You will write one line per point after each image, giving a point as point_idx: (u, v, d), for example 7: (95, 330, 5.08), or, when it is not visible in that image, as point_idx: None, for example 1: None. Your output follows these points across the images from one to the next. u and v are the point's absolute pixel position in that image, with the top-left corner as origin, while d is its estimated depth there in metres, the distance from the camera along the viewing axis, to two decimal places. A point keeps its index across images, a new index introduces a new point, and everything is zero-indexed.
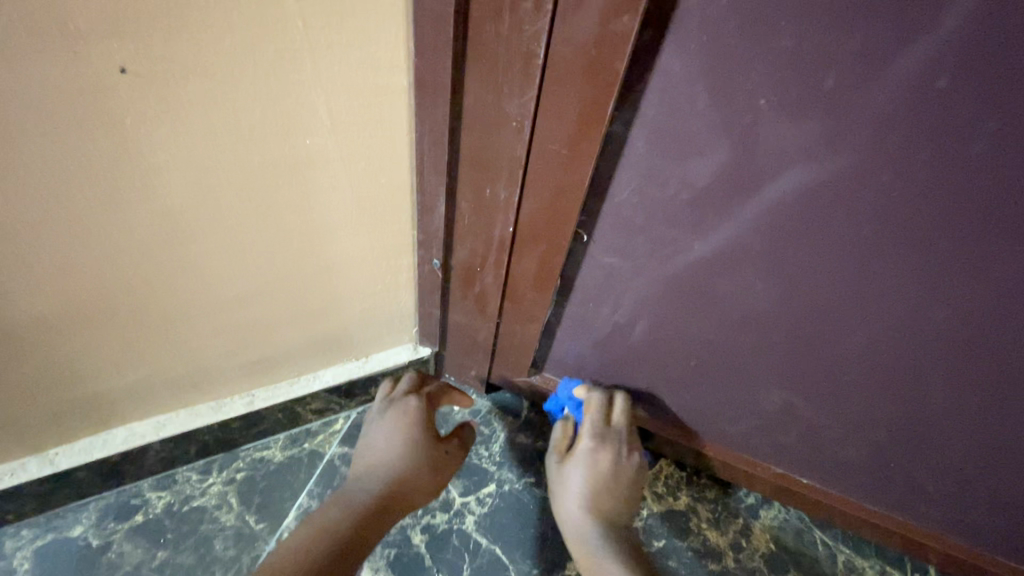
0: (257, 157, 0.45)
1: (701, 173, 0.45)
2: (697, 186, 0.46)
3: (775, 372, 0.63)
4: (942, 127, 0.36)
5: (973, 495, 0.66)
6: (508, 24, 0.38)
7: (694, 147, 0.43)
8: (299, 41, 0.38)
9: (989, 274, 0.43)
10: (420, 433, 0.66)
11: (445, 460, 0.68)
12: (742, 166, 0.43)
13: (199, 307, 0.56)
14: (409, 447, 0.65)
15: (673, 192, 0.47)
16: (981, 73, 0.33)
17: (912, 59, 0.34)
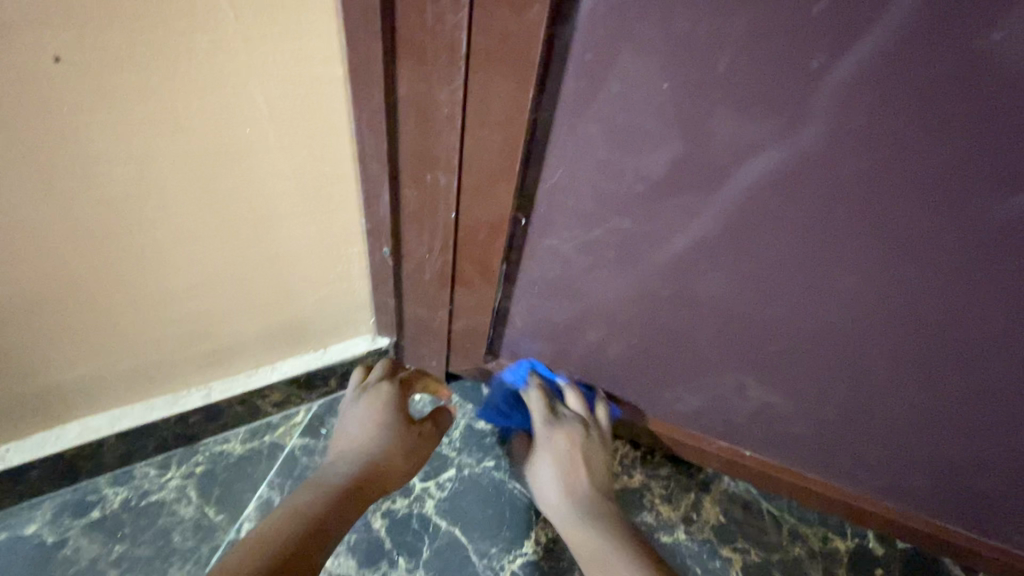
0: (196, 146, 0.46)
1: (657, 166, 0.48)
2: (651, 177, 0.49)
3: (712, 348, 0.67)
4: (826, 104, 0.40)
5: (900, 458, 0.70)
6: (430, 15, 0.41)
7: (647, 139, 0.46)
8: (231, 32, 0.40)
9: (885, 241, 0.47)
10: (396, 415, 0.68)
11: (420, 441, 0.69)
12: (694, 154, 0.46)
13: (150, 297, 0.57)
14: (389, 429, 0.67)
15: (629, 182, 0.50)
16: (844, 55, 0.37)
17: (789, 45, 0.38)
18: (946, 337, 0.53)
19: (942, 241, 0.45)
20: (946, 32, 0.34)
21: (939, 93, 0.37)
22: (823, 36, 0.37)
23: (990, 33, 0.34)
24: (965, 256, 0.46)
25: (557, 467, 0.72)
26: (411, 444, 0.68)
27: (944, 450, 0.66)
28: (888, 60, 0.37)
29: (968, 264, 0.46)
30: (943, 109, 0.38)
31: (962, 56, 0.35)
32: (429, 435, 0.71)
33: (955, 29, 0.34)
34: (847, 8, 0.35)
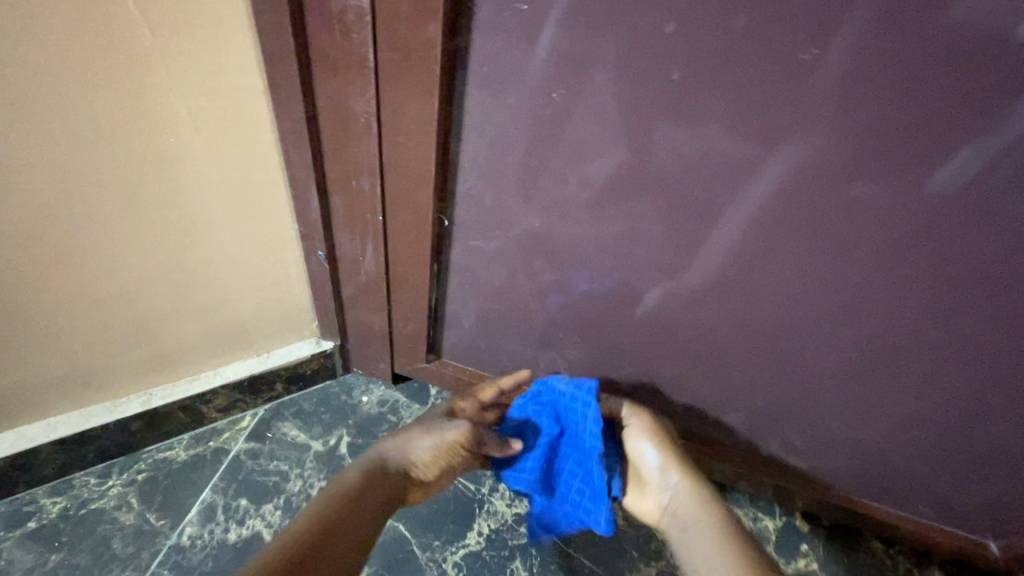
0: (120, 155, 0.48)
1: (598, 174, 0.51)
2: (594, 183, 0.52)
3: (636, 341, 0.70)
4: None
5: (815, 440, 0.75)
6: (339, 33, 0.44)
7: (592, 150, 0.50)
8: (148, 48, 0.43)
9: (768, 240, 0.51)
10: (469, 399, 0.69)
11: (486, 421, 0.68)
12: (635, 169, 0.50)
13: (83, 303, 0.58)
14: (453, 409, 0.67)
15: (574, 187, 0.54)
16: (699, 69, 0.41)
17: (651, 59, 0.42)
18: (841, 327, 0.57)
19: (822, 236, 0.49)
20: (780, 48, 0.39)
21: (785, 103, 0.41)
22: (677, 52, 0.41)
23: (811, 48, 0.38)
24: (845, 250, 0.49)
25: (683, 459, 0.63)
26: (479, 419, 0.68)
27: (857, 433, 0.71)
28: (737, 73, 0.41)
29: (847, 258, 0.50)
30: (791, 116, 0.42)
31: (796, 69, 0.40)
32: (499, 417, 0.70)
33: (786, 45, 0.39)
34: (697, 28, 0.39)
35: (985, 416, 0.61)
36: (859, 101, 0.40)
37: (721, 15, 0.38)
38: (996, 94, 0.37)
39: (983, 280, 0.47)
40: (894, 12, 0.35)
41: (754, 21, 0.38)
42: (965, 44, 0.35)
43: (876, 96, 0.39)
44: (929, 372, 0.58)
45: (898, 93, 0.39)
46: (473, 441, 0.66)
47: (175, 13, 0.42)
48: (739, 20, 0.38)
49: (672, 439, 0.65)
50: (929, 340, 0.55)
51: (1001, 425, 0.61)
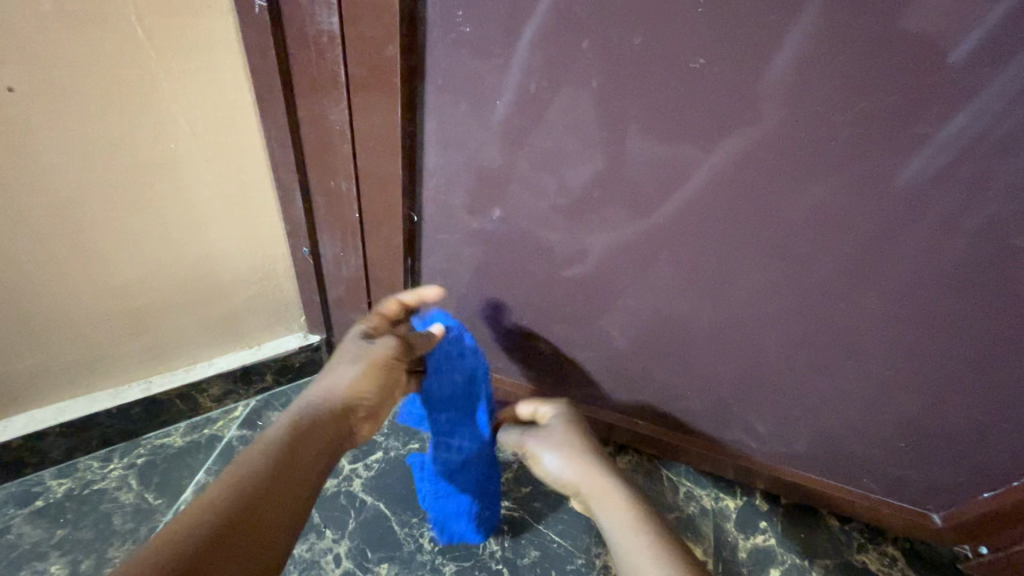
0: (127, 159, 0.56)
1: (581, 181, 0.58)
2: (575, 192, 0.60)
3: (597, 330, 0.76)
4: None
5: (768, 421, 0.80)
6: (315, 53, 0.52)
7: (573, 161, 0.57)
8: (153, 66, 0.51)
9: (697, 227, 0.58)
10: (353, 346, 0.63)
11: (373, 354, 0.62)
12: (610, 175, 0.57)
13: (93, 293, 0.65)
14: (343, 361, 0.62)
15: (556, 197, 0.61)
16: (615, 78, 0.49)
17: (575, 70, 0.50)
18: (774, 304, 0.63)
19: (742, 218, 0.56)
20: (674, 58, 0.46)
21: (687, 103, 0.49)
22: (595, 64, 0.49)
23: (697, 58, 0.46)
24: (763, 230, 0.56)
25: (577, 442, 0.67)
26: (362, 355, 0.62)
27: (802, 411, 0.76)
28: (642, 78, 0.48)
29: (768, 239, 0.57)
30: (694, 114, 0.49)
31: (689, 75, 0.47)
32: (386, 344, 0.63)
33: (676, 54, 0.46)
34: (606, 44, 0.47)
35: (912, 386, 0.66)
36: (746, 101, 0.47)
37: (624, 33, 0.46)
38: (853, 91, 0.44)
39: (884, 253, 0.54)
40: (759, 27, 0.43)
41: (648, 37, 0.46)
42: (818, 50, 0.43)
43: (759, 94, 0.47)
44: (856, 346, 0.64)
45: (773, 93, 0.46)
46: (366, 376, 0.60)
47: (176, 37, 0.50)
48: (638, 35, 0.46)
49: (565, 427, 0.70)
50: (849, 313, 0.61)
51: (929, 394, 0.66)
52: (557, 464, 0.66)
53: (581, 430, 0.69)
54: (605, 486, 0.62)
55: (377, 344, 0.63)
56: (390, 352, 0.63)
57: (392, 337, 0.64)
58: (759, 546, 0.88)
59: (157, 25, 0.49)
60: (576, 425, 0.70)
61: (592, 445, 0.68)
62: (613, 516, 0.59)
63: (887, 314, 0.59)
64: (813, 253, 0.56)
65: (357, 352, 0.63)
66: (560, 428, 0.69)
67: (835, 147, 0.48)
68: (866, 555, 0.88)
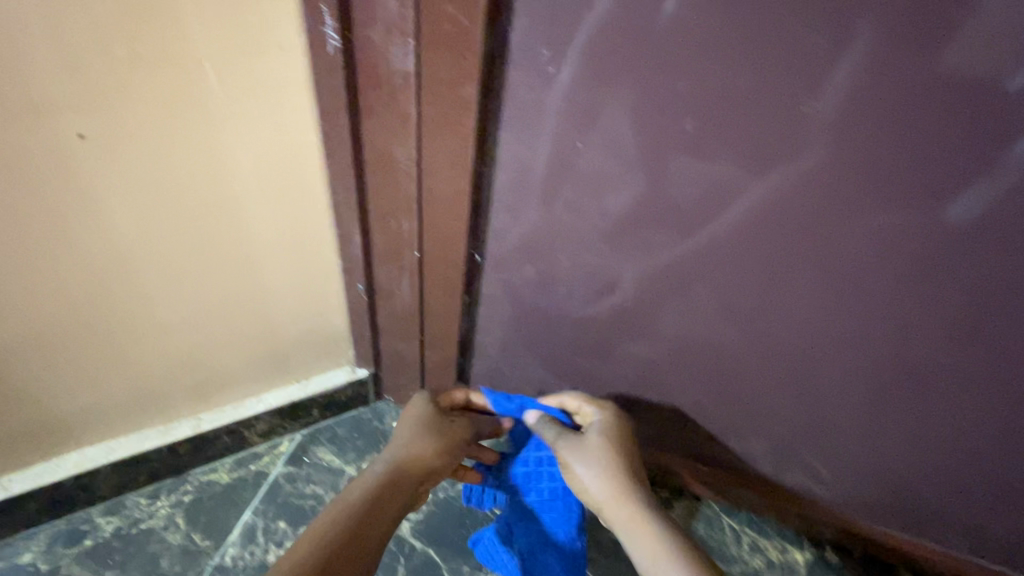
0: (191, 201, 0.54)
1: (617, 204, 0.54)
2: (613, 214, 0.55)
3: (664, 377, 0.71)
4: None
5: (852, 480, 0.73)
6: (386, 93, 0.50)
7: (609, 181, 0.52)
8: (222, 109, 0.49)
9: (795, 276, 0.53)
10: (432, 421, 0.71)
11: (455, 431, 0.71)
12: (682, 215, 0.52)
13: (149, 333, 0.64)
14: (413, 430, 0.69)
15: (594, 220, 0.56)
16: (712, 119, 0.45)
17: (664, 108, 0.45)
18: (866, 360, 0.57)
19: (846, 269, 0.50)
20: (782, 102, 0.42)
21: (792, 149, 0.44)
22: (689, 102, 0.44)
23: (809, 102, 0.42)
24: (861, 283, 0.51)
25: (616, 461, 0.64)
26: (444, 432, 0.70)
27: (893, 472, 0.69)
28: (743, 123, 0.44)
29: (867, 290, 0.51)
30: (799, 162, 0.45)
31: (797, 120, 0.43)
32: (464, 424, 0.72)
33: (785, 98, 0.42)
34: (706, 86, 0.43)
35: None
36: (863, 147, 0.42)
37: (728, 75, 0.42)
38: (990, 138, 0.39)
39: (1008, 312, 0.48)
40: (881, 66, 0.38)
41: (756, 79, 0.42)
42: (957, 96, 0.38)
43: (877, 141, 0.42)
44: (963, 408, 0.58)
45: (895, 141, 0.41)
46: (440, 451, 0.67)
47: (246, 79, 0.48)
48: (743, 78, 0.42)
49: (609, 441, 0.65)
50: (958, 371, 0.55)
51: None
52: (589, 479, 0.63)
53: (621, 444, 0.66)
54: (632, 518, 0.61)
55: (457, 423, 0.72)
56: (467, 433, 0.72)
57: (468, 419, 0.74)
58: None
59: (228, 69, 0.47)
60: (621, 440, 0.66)
61: (632, 465, 0.65)
62: (631, 543, 0.60)
63: (1001, 376, 0.53)
64: (919, 307, 0.50)
65: (433, 425, 0.70)
66: (599, 442, 0.65)
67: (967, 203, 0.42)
68: None
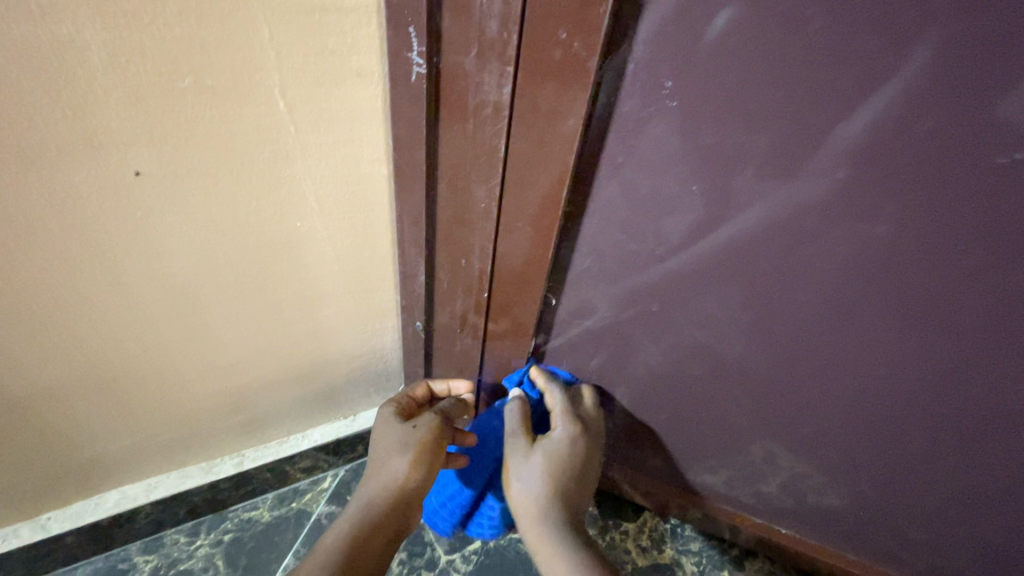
0: (249, 239, 0.49)
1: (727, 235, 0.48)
2: (720, 254, 0.49)
3: (751, 422, 0.66)
4: (863, 197, 0.41)
5: (955, 542, 0.66)
6: (472, 126, 0.44)
7: (721, 220, 0.47)
8: (290, 143, 0.44)
9: (929, 327, 0.47)
10: (395, 430, 0.62)
11: (421, 437, 0.61)
12: (799, 259, 0.47)
13: (197, 373, 0.59)
14: (391, 444, 0.61)
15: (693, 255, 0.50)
16: (862, 163, 0.39)
17: (802, 147, 0.40)
18: (991, 419, 0.52)
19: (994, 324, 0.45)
20: (971, 153, 0.36)
21: (966, 206, 0.39)
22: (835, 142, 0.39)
23: (1011, 153, 0.35)
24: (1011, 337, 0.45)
25: (552, 482, 0.57)
26: (407, 443, 0.61)
27: (1007, 538, 0.62)
28: (912, 171, 0.38)
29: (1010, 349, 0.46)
30: (967, 213, 0.39)
31: (986, 172, 0.37)
32: (427, 425, 0.62)
33: (974, 148, 0.36)
34: (872, 129, 0.37)
35: None
36: None
37: (899, 115, 0.36)
38: None
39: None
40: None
41: (940, 124, 0.36)
42: None
43: None
44: None
45: None
46: (417, 464, 0.60)
47: (319, 109, 0.43)
48: (924, 121, 0.36)
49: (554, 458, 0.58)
50: None
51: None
52: (522, 486, 0.57)
53: (573, 460, 0.59)
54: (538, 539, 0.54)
55: (419, 426, 0.62)
56: (433, 431, 0.62)
57: (433, 414, 0.63)
58: None
59: (301, 98, 0.42)
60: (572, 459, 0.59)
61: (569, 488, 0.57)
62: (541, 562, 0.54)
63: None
64: None
65: (400, 438, 0.61)
66: (543, 462, 0.58)
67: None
68: None
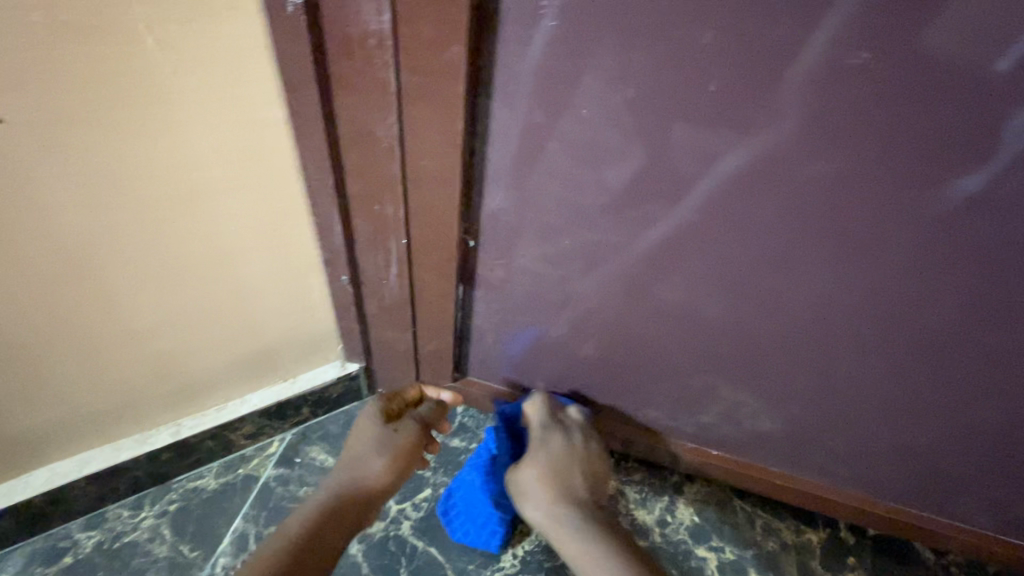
0: (144, 190, 0.48)
1: (621, 166, 0.48)
2: (618, 186, 0.50)
3: (673, 351, 0.69)
4: (739, 110, 0.42)
5: (862, 444, 0.72)
6: (360, 60, 0.43)
7: (616, 151, 0.47)
8: (168, 83, 0.42)
9: (820, 238, 0.49)
10: (372, 431, 0.71)
11: (399, 442, 0.70)
12: (691, 180, 0.48)
13: (114, 338, 0.58)
14: (368, 441, 0.70)
15: (598, 189, 0.51)
16: (729, 76, 0.40)
17: (680, 63, 0.40)
18: (881, 325, 0.56)
19: (877, 233, 0.47)
20: (827, 53, 0.38)
21: (831, 108, 0.40)
22: (706, 56, 0.40)
23: (860, 53, 0.37)
24: (887, 243, 0.48)
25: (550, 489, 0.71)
26: (384, 445, 0.69)
27: (905, 435, 0.68)
28: (776, 79, 0.40)
29: (890, 252, 0.48)
30: (834, 117, 0.41)
31: (844, 73, 0.38)
32: (406, 431, 0.72)
33: (832, 48, 0.37)
34: (733, 38, 0.38)
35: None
36: (897, 100, 0.39)
37: (757, 22, 0.37)
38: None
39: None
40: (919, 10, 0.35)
41: (792, 31, 0.37)
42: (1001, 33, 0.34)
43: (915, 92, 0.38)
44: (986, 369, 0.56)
45: (947, 95, 0.38)
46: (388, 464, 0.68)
47: (195, 46, 0.41)
48: (780, 25, 0.37)
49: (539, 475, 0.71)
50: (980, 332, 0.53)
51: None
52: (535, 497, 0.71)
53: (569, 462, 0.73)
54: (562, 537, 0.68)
55: (400, 432, 0.71)
56: (411, 438, 0.72)
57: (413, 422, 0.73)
58: None
59: (172, 35, 0.40)
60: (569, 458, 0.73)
61: (577, 495, 0.71)
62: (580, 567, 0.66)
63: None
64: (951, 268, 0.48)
65: (377, 438, 0.70)
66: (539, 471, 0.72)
67: (1003, 162, 0.40)
68: None
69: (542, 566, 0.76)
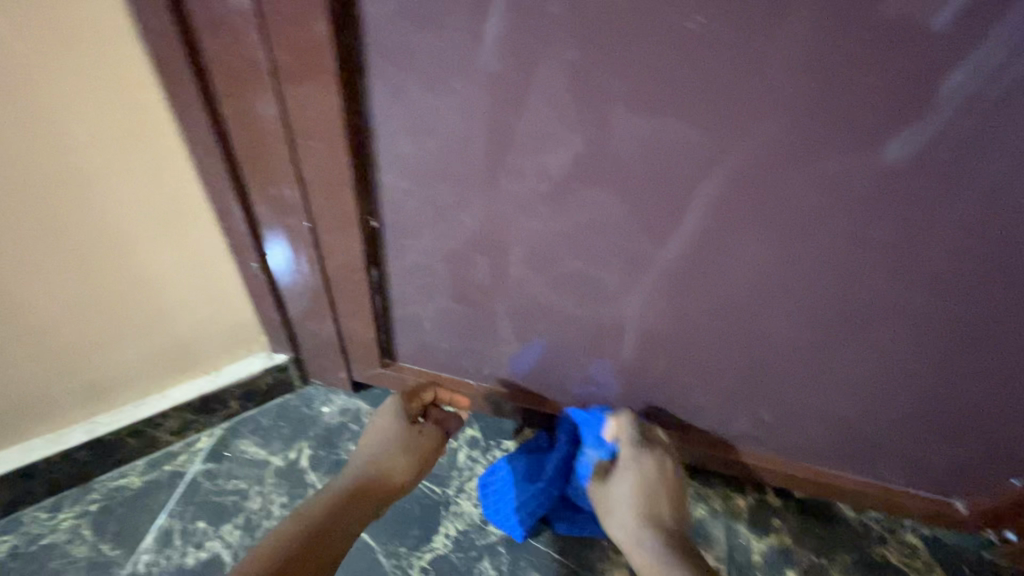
0: (17, 177, 0.47)
1: (502, 139, 0.48)
2: (505, 162, 0.50)
3: (588, 329, 0.69)
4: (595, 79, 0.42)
5: (779, 414, 0.73)
6: (227, 37, 0.43)
7: (494, 125, 0.47)
8: (26, 64, 0.42)
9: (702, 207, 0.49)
10: (397, 429, 0.73)
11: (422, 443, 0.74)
12: (570, 150, 0.48)
13: (8, 333, 0.57)
14: (394, 438, 0.73)
15: (486, 165, 0.51)
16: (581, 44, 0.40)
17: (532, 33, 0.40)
18: (776, 295, 0.56)
19: (756, 202, 0.48)
20: (668, 17, 0.38)
21: (685, 74, 0.40)
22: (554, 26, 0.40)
23: (695, 17, 0.37)
24: (767, 210, 0.48)
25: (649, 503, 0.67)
26: (409, 444, 0.72)
27: (820, 403, 0.69)
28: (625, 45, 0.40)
29: (771, 219, 0.49)
30: (687, 84, 0.41)
31: (687, 38, 0.38)
32: (431, 435, 0.75)
33: (670, 11, 0.37)
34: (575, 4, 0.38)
35: (936, 371, 0.60)
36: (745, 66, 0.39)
37: None
38: (872, 45, 0.36)
39: (912, 227, 0.46)
40: None
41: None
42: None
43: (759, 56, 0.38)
44: (881, 334, 0.57)
45: (790, 59, 0.38)
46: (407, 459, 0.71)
47: (50, 26, 0.41)
48: None
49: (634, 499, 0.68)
50: (869, 299, 0.54)
51: (958, 377, 0.59)
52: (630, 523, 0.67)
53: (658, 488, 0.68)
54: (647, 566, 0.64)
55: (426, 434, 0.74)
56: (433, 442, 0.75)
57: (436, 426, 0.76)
58: (773, 548, 0.84)
59: (20, 14, 0.40)
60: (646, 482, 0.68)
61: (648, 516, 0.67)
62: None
63: (911, 300, 0.52)
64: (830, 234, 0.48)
65: (402, 437, 0.73)
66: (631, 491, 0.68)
67: (855, 125, 0.41)
68: (884, 548, 0.84)
69: (474, 543, 0.77)
